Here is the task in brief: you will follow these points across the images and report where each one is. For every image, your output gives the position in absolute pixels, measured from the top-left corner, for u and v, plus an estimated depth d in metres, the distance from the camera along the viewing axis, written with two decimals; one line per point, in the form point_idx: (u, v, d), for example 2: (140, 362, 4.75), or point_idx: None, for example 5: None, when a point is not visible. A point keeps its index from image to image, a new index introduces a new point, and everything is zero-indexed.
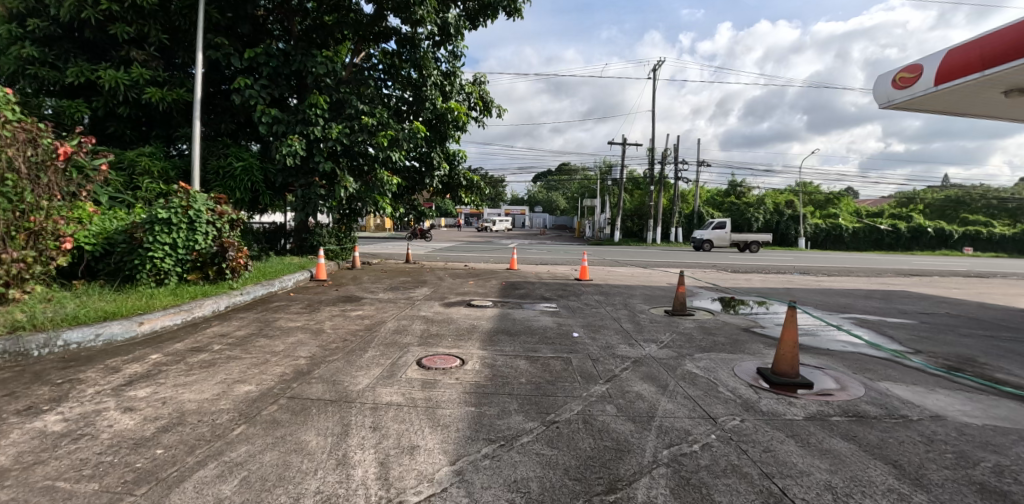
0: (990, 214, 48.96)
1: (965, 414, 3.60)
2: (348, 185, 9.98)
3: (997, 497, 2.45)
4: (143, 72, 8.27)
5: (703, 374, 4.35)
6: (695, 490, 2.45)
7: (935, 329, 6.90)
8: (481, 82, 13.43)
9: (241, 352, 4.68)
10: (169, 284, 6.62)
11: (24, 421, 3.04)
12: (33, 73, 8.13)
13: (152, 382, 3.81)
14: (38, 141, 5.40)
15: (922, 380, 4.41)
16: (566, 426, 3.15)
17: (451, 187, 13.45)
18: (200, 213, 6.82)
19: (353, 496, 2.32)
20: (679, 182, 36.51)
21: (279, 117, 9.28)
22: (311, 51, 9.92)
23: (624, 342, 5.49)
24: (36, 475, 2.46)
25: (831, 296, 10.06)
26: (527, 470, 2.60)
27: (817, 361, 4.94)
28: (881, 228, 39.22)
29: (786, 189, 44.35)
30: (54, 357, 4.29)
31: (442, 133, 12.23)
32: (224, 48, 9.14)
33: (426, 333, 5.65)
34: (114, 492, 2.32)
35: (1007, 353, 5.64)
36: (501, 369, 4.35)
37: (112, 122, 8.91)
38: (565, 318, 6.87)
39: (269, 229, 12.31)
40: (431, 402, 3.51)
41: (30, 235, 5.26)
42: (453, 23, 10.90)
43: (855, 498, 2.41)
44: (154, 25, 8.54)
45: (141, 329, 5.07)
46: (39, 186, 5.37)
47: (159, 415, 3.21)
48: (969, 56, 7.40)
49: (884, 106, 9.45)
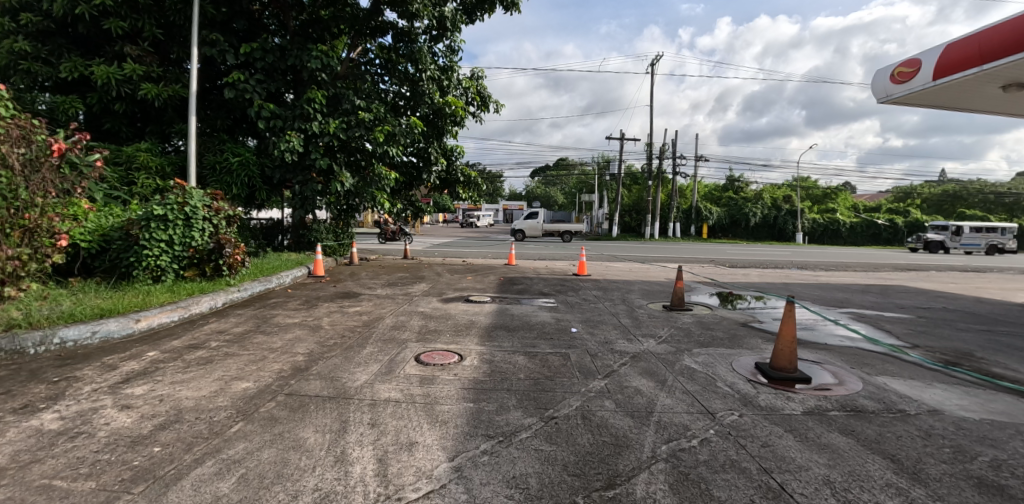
0: (987, 209, 48.86)
1: (962, 408, 3.61)
2: (344, 180, 9.96)
3: (995, 492, 2.45)
4: (136, 67, 8.19)
5: (701, 369, 4.36)
6: (694, 486, 2.45)
7: (932, 323, 6.92)
8: (478, 76, 13.39)
9: (239, 348, 4.67)
10: (166, 280, 6.59)
11: (20, 420, 3.02)
12: (25, 68, 8.03)
13: (148, 379, 3.79)
14: (31, 137, 5.33)
15: (920, 375, 4.42)
16: (564, 422, 3.15)
17: (449, 182, 13.39)
18: (197, 209, 6.79)
19: (351, 493, 2.32)
20: (677, 177, 36.60)
21: (276, 112, 9.24)
22: (308, 45, 9.88)
23: (622, 337, 5.51)
24: (33, 474, 2.44)
25: (830, 290, 10.11)
26: (526, 466, 2.60)
27: (815, 356, 4.95)
28: (879, 223, 39.38)
29: (784, 184, 44.51)
30: (50, 355, 4.27)
31: (440, 128, 12.08)
32: (219, 44, 9.04)
33: (424, 329, 5.65)
34: (111, 491, 2.30)
35: (1003, 348, 5.65)
36: (500, 365, 4.34)
37: (106, 119, 8.86)
38: (562, 313, 6.84)
39: (266, 225, 12.23)
40: (429, 398, 3.51)
41: (24, 232, 5.23)
42: (450, 17, 10.84)
43: (854, 493, 2.42)
44: (147, 20, 8.47)
45: (137, 327, 5.05)
46: (35, 184, 5.33)
47: (157, 412, 3.20)
48: (968, 50, 7.37)
49: (883, 101, 9.44)
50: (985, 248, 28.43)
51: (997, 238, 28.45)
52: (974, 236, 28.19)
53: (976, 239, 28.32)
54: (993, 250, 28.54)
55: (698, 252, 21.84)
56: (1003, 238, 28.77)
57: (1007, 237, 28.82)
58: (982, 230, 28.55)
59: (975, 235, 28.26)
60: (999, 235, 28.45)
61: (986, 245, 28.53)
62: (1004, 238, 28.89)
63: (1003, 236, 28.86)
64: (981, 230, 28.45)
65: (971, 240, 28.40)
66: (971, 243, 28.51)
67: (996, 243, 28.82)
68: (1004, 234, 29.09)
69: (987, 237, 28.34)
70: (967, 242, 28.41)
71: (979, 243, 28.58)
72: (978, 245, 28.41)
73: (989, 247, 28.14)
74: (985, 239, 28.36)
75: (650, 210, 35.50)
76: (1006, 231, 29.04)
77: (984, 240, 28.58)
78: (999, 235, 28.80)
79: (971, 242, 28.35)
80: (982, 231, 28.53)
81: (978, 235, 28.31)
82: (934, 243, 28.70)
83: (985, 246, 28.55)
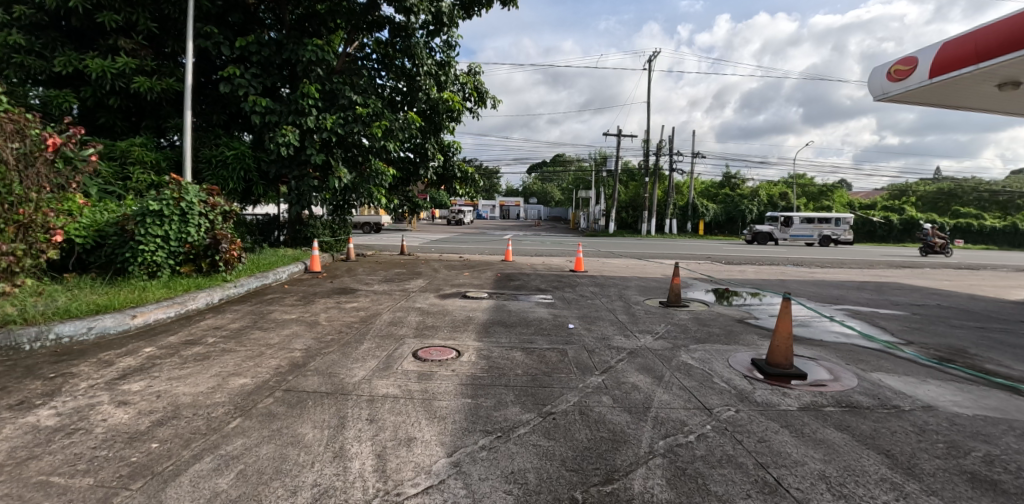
0: (981, 206, 49.05)
1: (956, 404, 3.65)
2: (342, 176, 9.96)
3: (986, 486, 2.48)
4: (130, 61, 8.11)
5: (699, 365, 4.38)
6: (691, 481, 2.47)
7: (927, 320, 6.97)
8: (475, 72, 13.35)
9: (235, 344, 4.65)
10: (162, 276, 6.54)
11: (15, 416, 3.00)
12: (18, 62, 7.93)
13: (144, 376, 3.77)
14: (25, 132, 5.29)
15: (914, 371, 4.46)
16: (563, 418, 3.17)
17: (446, 178, 13.43)
18: (192, 204, 6.79)
19: (350, 489, 2.32)
20: (674, 172, 36.51)
21: (271, 107, 9.17)
22: (303, 39, 9.79)
23: (619, 333, 5.53)
24: (29, 471, 2.43)
25: (825, 287, 10.18)
26: (524, 461, 2.61)
27: (811, 352, 4.98)
28: (875, 221, 38.72)
29: (779, 181, 44.43)
30: (46, 351, 4.25)
31: (437, 124, 12.05)
32: (214, 36, 9.01)
33: (421, 325, 5.65)
34: (110, 487, 2.30)
35: (996, 344, 5.70)
36: (497, 361, 4.35)
37: (100, 113, 8.81)
38: (560, 309, 6.87)
39: (262, 221, 12.13)
40: (427, 394, 3.51)
41: (19, 228, 5.13)
42: (447, 12, 10.76)
43: (849, 487, 2.44)
44: (142, 13, 8.36)
45: (134, 323, 5.04)
46: (29, 178, 5.28)
47: (154, 408, 3.19)
48: (963, 49, 7.41)
49: (879, 98, 9.43)
50: (817, 237, 28.38)
51: (830, 230, 28.30)
52: (804, 227, 28.23)
53: (807, 230, 28.34)
54: (826, 240, 28.44)
55: (695, 249, 21.72)
56: (837, 229, 28.59)
57: (841, 228, 28.60)
58: (815, 221, 28.43)
59: (805, 225, 28.24)
60: (832, 226, 28.30)
61: (819, 236, 28.50)
62: (836, 229, 28.56)
63: (836, 226, 28.50)
64: (812, 220, 28.32)
65: (802, 229, 28.09)
66: (803, 234, 28.50)
67: (829, 234, 28.50)
68: (840, 225, 28.54)
69: (818, 228, 28.32)
70: (796, 233, 28.52)
71: (813, 233, 28.55)
72: (810, 236, 28.30)
73: (821, 237, 28.14)
74: (817, 229, 28.36)
75: (647, 206, 35.40)
76: (842, 223, 28.54)
77: (817, 230, 28.45)
78: (833, 226, 28.44)
79: (802, 232, 28.23)
80: (815, 221, 28.43)
81: (810, 225, 28.21)
82: (763, 235, 28.47)
83: (818, 237, 28.48)
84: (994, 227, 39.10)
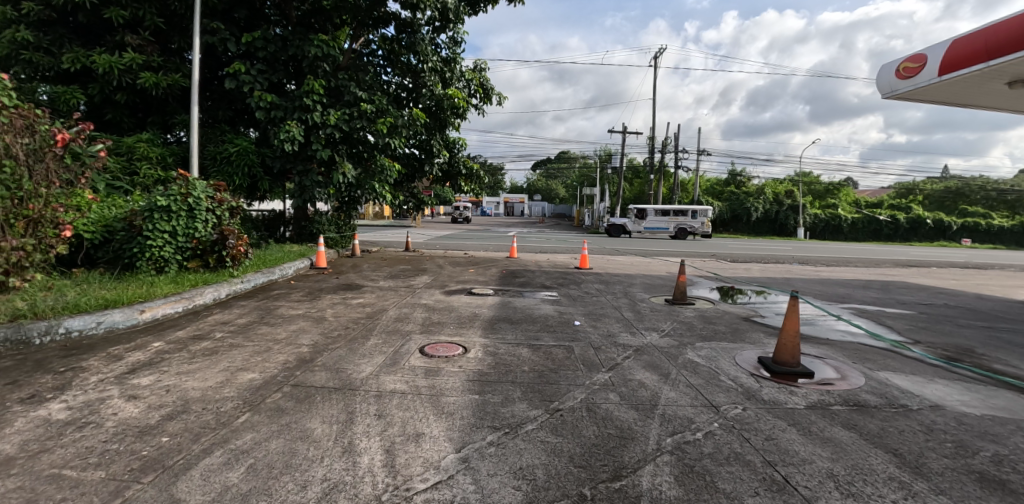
0: (988, 205, 48.59)
1: (964, 404, 3.63)
2: (346, 171, 9.96)
3: (996, 486, 2.47)
4: (137, 57, 8.14)
5: (705, 363, 4.38)
6: (699, 478, 2.47)
7: (935, 320, 6.94)
8: (481, 68, 13.29)
9: (243, 340, 4.69)
10: (170, 272, 6.58)
11: (27, 410, 3.04)
12: (26, 58, 7.99)
13: (153, 370, 3.81)
14: (35, 128, 5.30)
15: (921, 370, 4.45)
16: (569, 414, 3.17)
17: (452, 175, 13.44)
18: (200, 200, 6.81)
19: (359, 483, 2.34)
20: (680, 170, 36.06)
21: (276, 102, 9.17)
22: (309, 34, 9.76)
23: (625, 330, 5.55)
24: (42, 463, 2.46)
25: (830, 286, 10.14)
26: (532, 457, 2.62)
27: (818, 351, 4.97)
28: (881, 219, 38.28)
29: (785, 178, 44.14)
30: (55, 345, 4.29)
31: (442, 120, 12.02)
32: (221, 33, 9.06)
33: (426, 321, 5.67)
34: (121, 480, 2.33)
35: (1005, 345, 5.66)
36: (504, 357, 4.36)
37: (107, 109, 8.85)
38: (565, 306, 6.85)
39: (268, 217, 12.23)
40: (434, 390, 3.53)
41: (28, 223, 5.21)
42: (453, 8, 10.67)
43: (857, 486, 2.44)
44: (149, 9, 8.37)
45: (142, 317, 5.08)
46: (39, 174, 5.32)
47: (164, 403, 3.22)
48: (974, 47, 7.33)
49: (888, 96, 9.36)
50: (672, 230, 28.48)
51: (684, 222, 28.27)
52: (658, 221, 28.27)
53: (661, 223, 28.46)
54: (682, 232, 28.30)
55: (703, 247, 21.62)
56: (693, 221, 28.42)
57: (699, 220, 28.20)
58: (670, 213, 28.50)
59: (661, 217, 28.41)
60: (687, 218, 28.20)
61: (676, 228, 28.51)
62: (692, 221, 28.29)
63: (694, 219, 28.18)
64: (667, 213, 28.48)
65: (656, 222, 28.35)
66: (659, 226, 28.73)
67: (686, 225, 28.28)
68: (696, 217, 28.19)
69: (673, 221, 28.33)
70: (651, 226, 28.75)
71: (670, 226, 28.66)
72: (664, 228, 28.50)
73: (676, 230, 28.20)
74: (671, 223, 28.38)
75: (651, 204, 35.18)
76: (698, 215, 28.35)
77: (672, 222, 28.40)
78: (688, 217, 28.20)
79: (657, 224, 28.35)
80: (670, 214, 28.52)
81: (664, 218, 28.38)
82: (616, 225, 28.59)
83: (675, 229, 28.46)
84: (1002, 226, 38.62)
